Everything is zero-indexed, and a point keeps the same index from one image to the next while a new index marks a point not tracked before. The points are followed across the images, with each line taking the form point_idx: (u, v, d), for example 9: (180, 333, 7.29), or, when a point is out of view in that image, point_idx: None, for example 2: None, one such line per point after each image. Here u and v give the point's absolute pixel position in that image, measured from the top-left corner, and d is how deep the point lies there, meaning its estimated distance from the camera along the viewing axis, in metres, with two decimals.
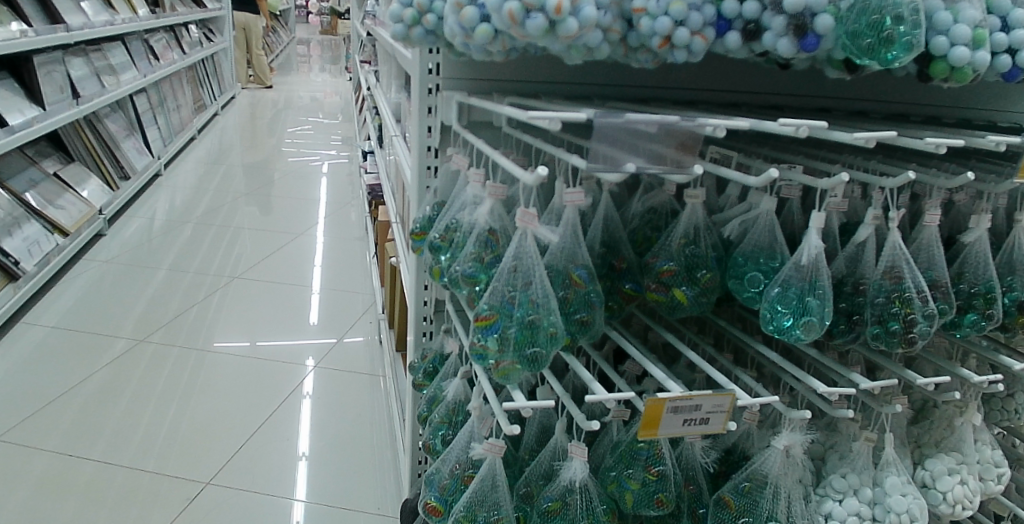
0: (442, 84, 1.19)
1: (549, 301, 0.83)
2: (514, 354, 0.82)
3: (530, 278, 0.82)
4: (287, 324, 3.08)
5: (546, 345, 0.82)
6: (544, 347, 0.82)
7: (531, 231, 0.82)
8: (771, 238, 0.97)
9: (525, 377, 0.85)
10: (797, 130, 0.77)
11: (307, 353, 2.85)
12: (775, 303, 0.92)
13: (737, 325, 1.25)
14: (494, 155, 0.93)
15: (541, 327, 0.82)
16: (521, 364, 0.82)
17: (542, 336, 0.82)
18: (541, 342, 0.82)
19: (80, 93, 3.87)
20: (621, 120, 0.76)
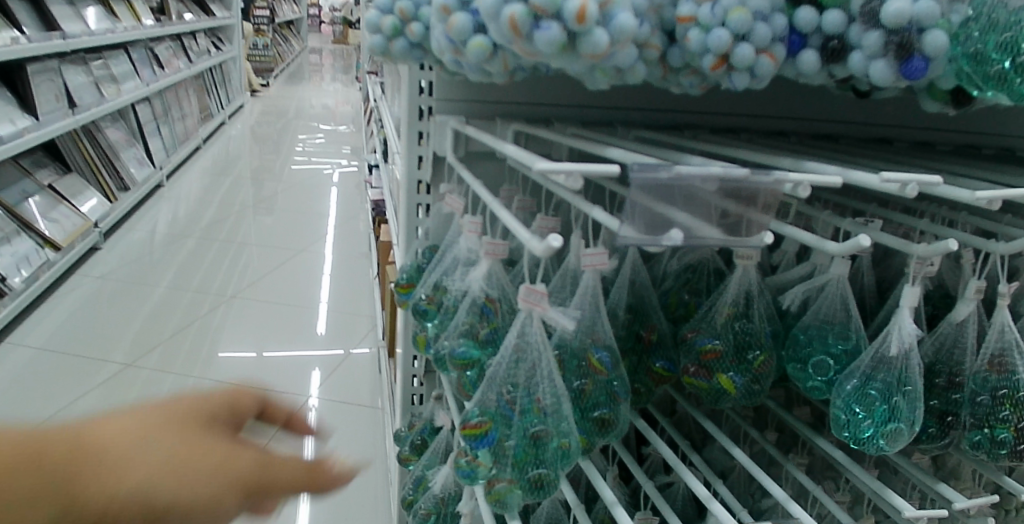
0: (436, 106, 0.99)
1: (562, 406, 0.62)
2: (513, 473, 0.62)
3: (536, 374, 0.62)
4: (287, 342, 2.90)
5: (556, 465, 0.62)
6: (552, 467, 0.62)
7: (539, 314, 0.60)
8: (844, 311, 0.76)
9: (523, 501, 0.64)
10: (905, 188, 0.57)
11: (315, 364, 2.74)
12: (852, 404, 0.69)
13: (780, 401, 1.03)
14: (493, 203, 0.73)
15: (548, 441, 0.61)
16: (520, 486, 0.62)
17: (550, 451, 0.61)
18: (548, 460, 0.61)
19: (77, 102, 3.72)
20: (668, 174, 0.54)
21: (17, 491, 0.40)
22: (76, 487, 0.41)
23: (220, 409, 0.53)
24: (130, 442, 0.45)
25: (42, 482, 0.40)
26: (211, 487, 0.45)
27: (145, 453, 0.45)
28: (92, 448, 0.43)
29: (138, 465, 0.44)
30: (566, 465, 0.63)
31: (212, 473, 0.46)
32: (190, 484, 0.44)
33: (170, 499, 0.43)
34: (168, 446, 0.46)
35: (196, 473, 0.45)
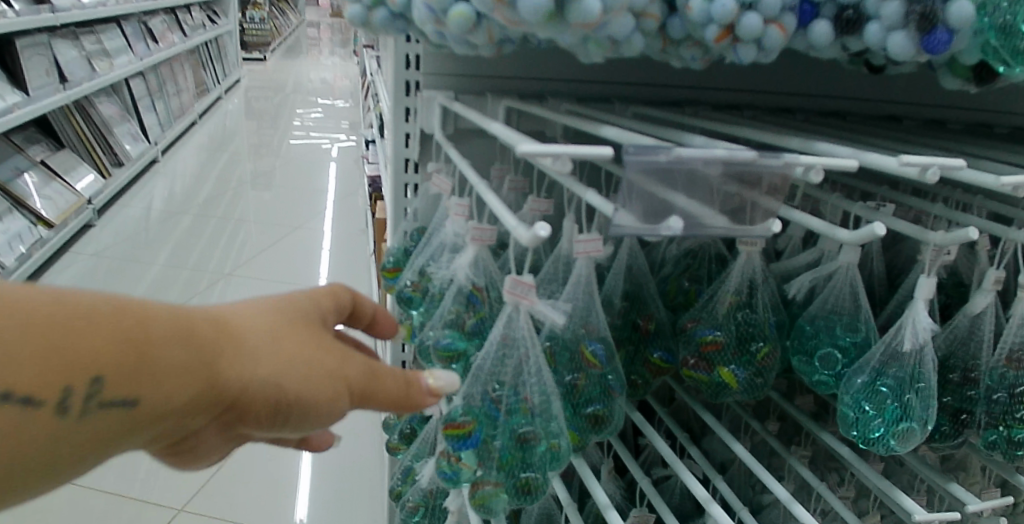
0: (424, 80, 0.94)
1: (551, 405, 0.58)
2: (500, 475, 0.59)
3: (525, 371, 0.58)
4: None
5: (546, 466, 0.59)
6: (541, 469, 0.59)
7: (527, 307, 0.56)
8: (853, 301, 0.72)
9: (510, 504, 0.61)
10: (926, 172, 0.54)
11: None
12: (861, 400, 0.65)
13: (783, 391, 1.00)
14: (480, 185, 0.68)
15: (536, 443, 0.58)
16: (505, 489, 0.59)
17: (539, 453, 0.58)
18: (536, 463, 0.58)
19: (68, 77, 3.64)
20: (667, 157, 0.49)
21: (153, 374, 0.38)
22: (217, 368, 0.40)
23: (328, 300, 0.51)
24: (258, 328, 0.43)
25: (180, 363, 0.39)
26: (333, 385, 0.44)
27: (276, 341, 0.43)
28: (222, 329, 0.41)
29: (268, 351, 0.42)
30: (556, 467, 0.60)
31: (333, 369, 0.44)
32: (316, 378, 0.43)
33: (297, 391, 0.42)
34: (294, 335, 0.44)
35: (321, 364, 0.44)
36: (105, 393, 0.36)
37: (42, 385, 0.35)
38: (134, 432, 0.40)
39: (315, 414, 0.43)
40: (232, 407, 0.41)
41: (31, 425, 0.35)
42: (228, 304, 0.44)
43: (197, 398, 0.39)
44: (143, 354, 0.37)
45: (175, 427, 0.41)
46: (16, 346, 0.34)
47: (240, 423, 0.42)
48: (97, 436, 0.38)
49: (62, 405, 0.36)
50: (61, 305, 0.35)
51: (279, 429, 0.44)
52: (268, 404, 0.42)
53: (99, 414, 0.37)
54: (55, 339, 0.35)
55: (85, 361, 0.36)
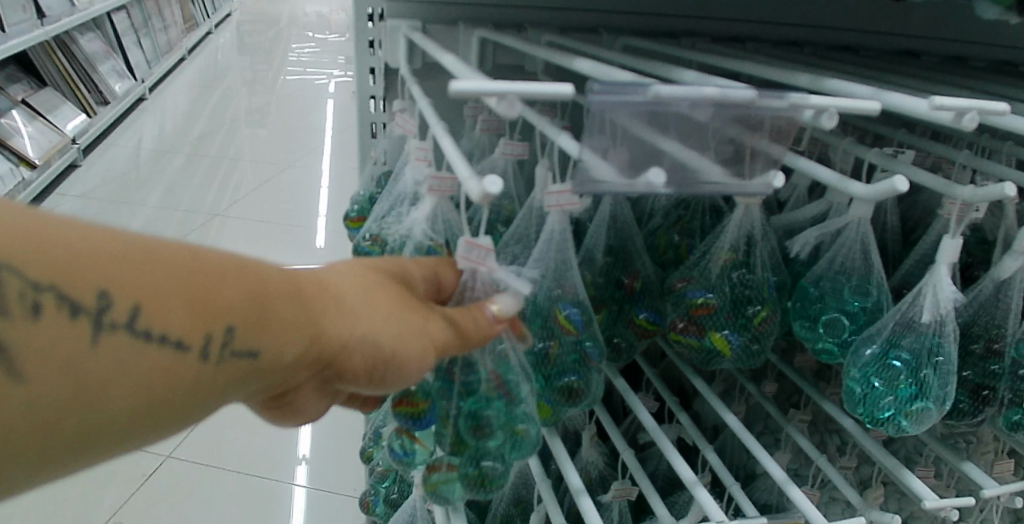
0: (388, 9, 0.83)
1: (514, 380, 0.52)
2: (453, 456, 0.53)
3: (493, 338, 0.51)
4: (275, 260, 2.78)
5: (508, 453, 0.53)
6: (501, 457, 0.53)
7: (486, 274, 0.48)
8: (863, 260, 0.64)
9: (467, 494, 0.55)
10: (962, 117, 0.45)
11: None
12: (869, 375, 0.60)
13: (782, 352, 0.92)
14: (436, 127, 0.58)
15: (498, 427, 0.51)
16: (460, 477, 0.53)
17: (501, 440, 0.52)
18: (496, 450, 0.52)
19: (44, 12, 3.47)
20: (647, 96, 0.40)
21: (274, 324, 0.38)
22: (321, 325, 0.40)
23: (428, 264, 0.49)
24: (360, 284, 0.43)
25: (297, 315, 0.39)
26: (423, 342, 0.43)
27: (370, 299, 0.42)
28: (325, 287, 0.41)
29: (367, 311, 0.42)
30: (519, 454, 0.54)
31: (425, 327, 0.43)
32: (408, 335, 0.43)
33: (393, 349, 0.42)
34: (387, 292, 0.43)
35: (411, 321, 0.43)
36: (236, 341, 0.37)
37: (187, 330, 0.35)
38: (250, 385, 0.39)
39: (404, 374, 0.43)
40: (330, 364, 0.41)
41: (174, 370, 0.35)
42: (325, 264, 0.44)
43: (307, 352, 0.40)
44: (265, 306, 0.38)
45: (281, 384, 0.41)
46: (165, 291, 0.35)
47: (337, 380, 0.42)
48: (219, 392, 0.38)
49: (201, 354, 0.36)
50: (198, 255, 0.36)
51: (372, 388, 0.43)
52: (366, 358, 0.42)
53: (231, 364, 0.37)
54: (196, 288, 0.36)
55: (219, 308, 0.36)
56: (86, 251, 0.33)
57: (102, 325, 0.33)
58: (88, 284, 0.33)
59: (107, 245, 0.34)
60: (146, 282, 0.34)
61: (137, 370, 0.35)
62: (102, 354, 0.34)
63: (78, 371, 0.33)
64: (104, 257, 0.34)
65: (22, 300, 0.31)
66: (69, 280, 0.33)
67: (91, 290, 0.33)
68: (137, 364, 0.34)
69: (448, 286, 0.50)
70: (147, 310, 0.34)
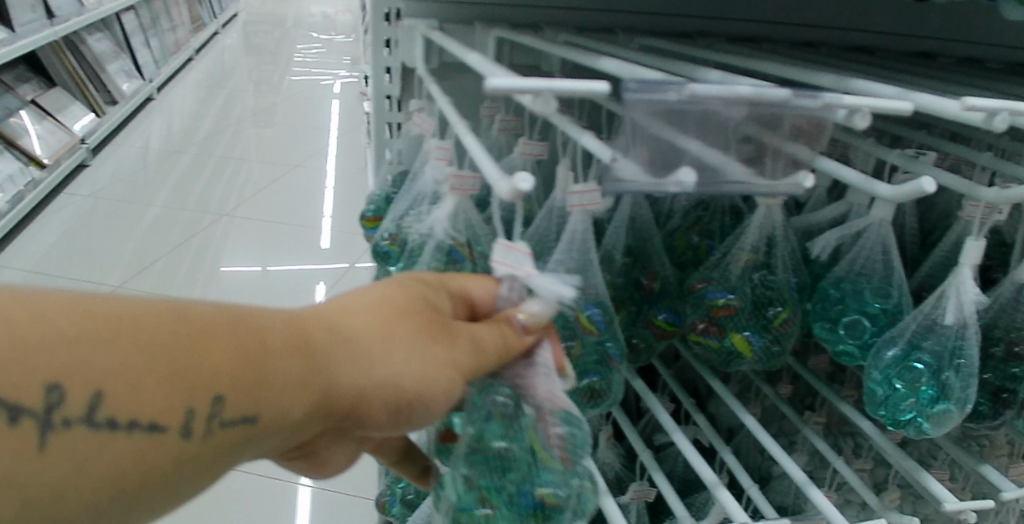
0: (405, 9, 0.84)
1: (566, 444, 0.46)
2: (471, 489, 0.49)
3: (519, 367, 0.45)
4: (283, 258, 2.78)
5: (493, 491, 0.48)
6: (482, 488, 0.48)
7: (517, 279, 0.46)
8: (884, 261, 0.64)
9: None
10: (993, 118, 0.45)
11: (318, 277, 2.66)
12: (890, 378, 0.60)
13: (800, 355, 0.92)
14: (459, 126, 0.58)
15: (489, 448, 0.48)
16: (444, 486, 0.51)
17: (487, 464, 0.48)
18: (481, 476, 0.48)
19: (54, 13, 3.48)
20: (681, 94, 0.40)
21: (273, 384, 0.35)
22: (332, 375, 0.37)
23: (460, 278, 0.46)
24: (376, 315, 0.39)
25: (300, 369, 0.36)
26: (450, 376, 0.40)
27: (387, 333, 0.39)
28: (335, 328, 0.38)
29: (387, 350, 0.38)
30: (506, 502, 0.48)
31: (453, 355, 0.40)
32: (434, 369, 0.39)
33: (420, 387, 0.39)
34: (410, 319, 0.40)
35: (437, 351, 0.40)
36: (226, 412, 0.34)
37: (162, 410, 0.33)
38: (254, 448, 0.37)
39: (434, 407, 0.40)
40: (350, 413, 0.38)
41: (151, 457, 0.33)
42: (336, 295, 0.41)
43: (318, 407, 0.37)
44: (258, 365, 0.35)
45: (298, 439, 0.39)
46: (136, 369, 0.33)
47: (359, 429, 0.40)
48: (223, 461, 0.37)
49: (183, 431, 0.34)
50: (177, 319, 0.34)
51: (400, 430, 0.41)
52: (389, 402, 0.39)
53: (222, 436, 0.35)
54: (167, 361, 0.33)
55: (202, 381, 0.34)
56: (34, 342, 0.31)
57: (58, 423, 0.31)
58: (33, 382, 0.31)
59: (59, 329, 0.31)
60: (110, 364, 0.32)
61: (114, 460, 0.32)
62: (54, 461, 0.32)
63: (29, 484, 0.31)
64: (61, 341, 0.31)
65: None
66: (10, 386, 0.31)
67: (36, 388, 0.31)
68: (105, 456, 0.32)
69: (483, 304, 0.46)
70: (110, 399, 0.32)
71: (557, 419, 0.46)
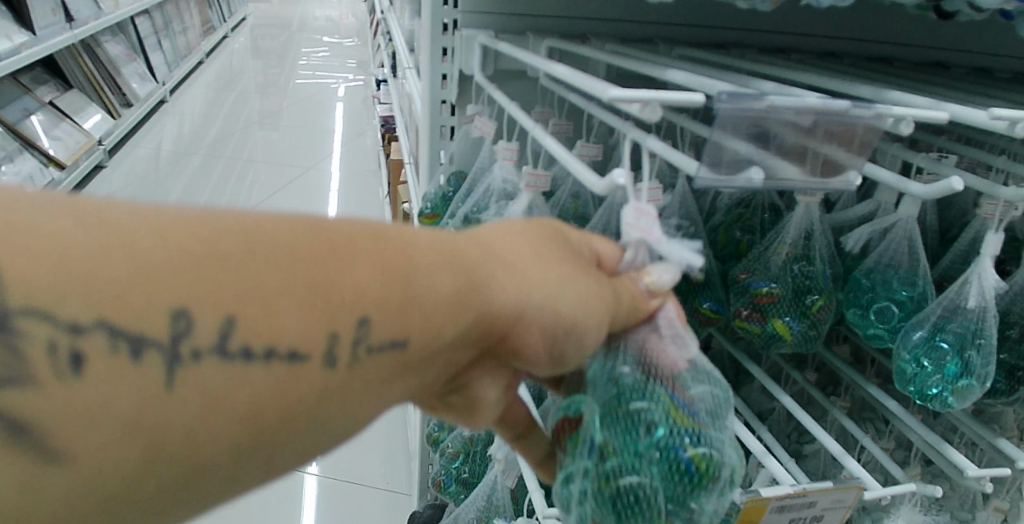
0: (462, 19, 0.90)
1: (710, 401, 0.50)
2: (626, 458, 0.48)
3: (644, 331, 0.47)
4: None
5: (642, 455, 0.48)
6: (633, 455, 0.48)
7: (649, 244, 0.45)
8: (911, 254, 0.71)
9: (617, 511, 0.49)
10: (1015, 125, 0.51)
11: None
12: (919, 357, 0.67)
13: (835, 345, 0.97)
14: (534, 129, 0.65)
15: (627, 408, 0.49)
16: (586, 484, 0.49)
17: (630, 427, 0.49)
18: (626, 440, 0.49)
19: (74, 16, 3.55)
20: (762, 104, 0.47)
21: (425, 303, 0.36)
22: (485, 296, 0.38)
23: (588, 235, 0.46)
24: (526, 244, 0.41)
25: (455, 290, 0.37)
26: (599, 304, 0.41)
27: (534, 262, 0.40)
28: (486, 254, 0.40)
29: (538, 273, 0.40)
30: (662, 462, 0.48)
31: (597, 286, 0.41)
32: (584, 297, 0.40)
33: (572, 313, 0.40)
34: (554, 251, 0.41)
35: (585, 281, 0.41)
36: (373, 334, 0.35)
37: (305, 334, 0.34)
38: (403, 380, 0.38)
39: (583, 337, 0.41)
40: (499, 335, 0.40)
41: (293, 383, 0.34)
42: (482, 230, 0.43)
43: (470, 328, 0.38)
44: (412, 283, 0.36)
45: (452, 366, 0.40)
46: (274, 291, 0.33)
47: (512, 355, 0.41)
48: (371, 388, 0.37)
49: (325, 357, 0.35)
50: (312, 238, 0.35)
51: (548, 365, 0.42)
52: (542, 327, 0.40)
53: (370, 361, 0.36)
54: (308, 279, 0.34)
55: (346, 302, 0.35)
56: (156, 269, 0.31)
57: (185, 351, 0.32)
58: (159, 309, 0.32)
59: (184, 250, 0.32)
60: (248, 285, 0.33)
61: (249, 386, 0.33)
62: (184, 391, 0.32)
63: (160, 415, 0.31)
64: (187, 264, 0.32)
65: (63, 352, 0.31)
66: (133, 313, 0.31)
67: (161, 316, 0.32)
68: (239, 383, 0.33)
69: (610, 260, 0.46)
70: (243, 321, 0.33)
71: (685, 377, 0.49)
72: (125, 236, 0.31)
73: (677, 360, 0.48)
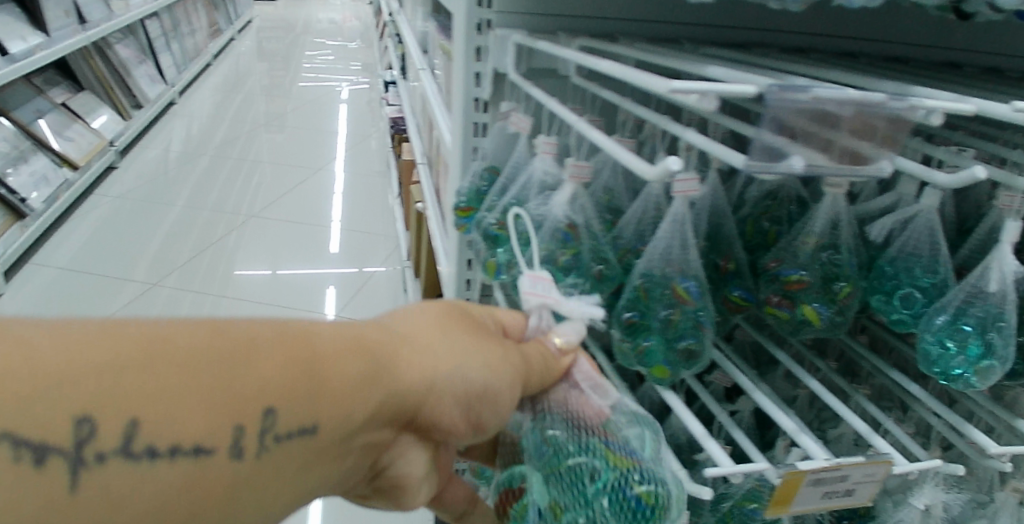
0: (496, 19, 0.94)
1: (638, 441, 0.56)
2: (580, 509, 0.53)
3: (563, 389, 0.56)
4: (299, 262, 2.87)
5: (593, 502, 0.53)
6: (584, 505, 0.53)
7: (550, 304, 0.56)
8: (931, 243, 0.75)
9: None
10: None
11: (331, 281, 2.75)
12: (943, 339, 0.70)
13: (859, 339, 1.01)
14: (576, 123, 0.69)
15: (568, 464, 0.54)
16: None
17: (573, 479, 0.54)
18: (573, 492, 0.53)
19: (87, 19, 3.60)
20: (807, 97, 0.51)
21: (329, 388, 0.40)
22: (388, 377, 0.43)
23: (493, 309, 0.56)
24: (427, 325, 0.47)
25: (362, 373, 0.42)
26: (499, 370, 0.48)
27: (436, 341, 0.46)
28: (390, 334, 0.45)
29: (440, 349, 0.46)
30: (613, 503, 0.53)
31: (495, 356, 0.48)
32: (488, 363, 0.47)
33: (479, 379, 0.46)
34: (452, 331, 0.48)
35: (485, 352, 0.48)
36: (279, 424, 0.39)
37: (209, 432, 0.37)
38: (319, 462, 0.42)
39: (494, 396, 0.47)
40: (408, 409, 0.44)
41: (209, 474, 0.37)
42: (387, 317, 0.48)
43: (382, 407, 0.43)
44: (318, 369, 0.40)
45: (372, 445, 0.45)
46: (181, 394, 0.36)
47: (427, 425, 0.46)
48: (283, 475, 0.41)
49: (233, 449, 0.38)
50: (214, 338, 0.38)
51: (466, 428, 0.48)
52: (452, 395, 0.45)
53: (281, 446, 0.39)
54: (210, 380, 0.37)
55: (250, 397, 0.38)
56: (55, 380, 0.33)
57: (90, 455, 0.35)
58: (65, 417, 0.34)
59: (83, 363, 0.34)
60: (149, 391, 0.35)
61: (157, 485, 0.36)
62: (89, 494, 0.35)
63: (67, 516, 0.34)
64: (88, 374, 0.34)
65: None
66: (38, 425, 0.33)
67: (66, 424, 0.34)
68: (146, 482, 0.36)
69: (515, 327, 0.56)
70: (146, 425, 0.35)
71: (610, 423, 0.56)
72: (25, 351, 0.33)
73: (604, 407, 0.56)
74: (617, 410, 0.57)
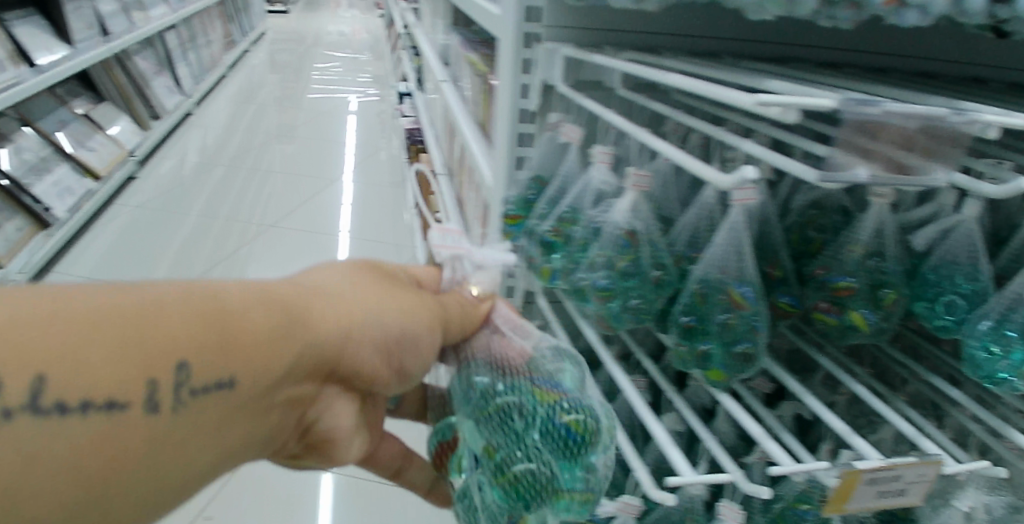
0: (545, 33, 0.98)
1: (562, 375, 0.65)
2: (518, 444, 0.63)
3: (485, 334, 0.65)
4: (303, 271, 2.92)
5: (525, 434, 0.63)
6: (514, 438, 0.63)
7: (463, 254, 0.68)
8: (972, 251, 0.78)
9: (533, 488, 0.62)
10: None
11: None
12: (988, 343, 0.73)
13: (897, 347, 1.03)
14: (638, 133, 0.72)
15: (497, 405, 0.63)
16: (484, 477, 0.64)
17: (502, 416, 0.63)
18: (504, 428, 0.63)
19: (110, 30, 3.66)
20: (877, 110, 0.54)
21: (242, 340, 0.49)
22: (298, 328, 0.52)
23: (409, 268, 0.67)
24: (337, 282, 0.56)
25: (272, 326, 0.50)
26: (405, 318, 0.57)
27: (345, 296, 0.55)
28: (300, 289, 0.54)
29: (348, 301, 0.55)
30: (543, 432, 0.63)
31: (403, 306, 0.57)
32: (397, 311, 0.56)
33: (391, 325, 0.56)
34: (359, 285, 0.57)
35: (395, 303, 0.57)
36: (193, 377, 0.47)
37: (123, 387, 0.45)
38: (243, 413, 0.51)
39: (407, 341, 0.57)
40: (321, 357, 0.53)
41: (125, 424, 0.45)
42: (303, 275, 0.57)
43: (298, 357, 0.51)
44: (230, 324, 0.49)
45: (297, 393, 0.54)
46: (86, 353, 0.44)
47: (345, 371, 0.55)
48: (205, 422, 0.49)
49: (149, 401, 0.46)
50: (123, 302, 0.46)
51: (383, 372, 0.57)
52: (365, 342, 0.55)
53: (196, 398, 0.47)
54: (117, 339, 0.45)
55: (161, 354, 0.46)
56: None
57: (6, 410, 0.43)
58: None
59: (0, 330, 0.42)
60: (54, 354, 0.43)
61: (66, 435, 0.44)
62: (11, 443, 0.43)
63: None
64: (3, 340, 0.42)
65: None
66: None
67: None
68: (58, 430, 0.44)
69: (430, 281, 0.67)
70: (53, 380, 0.43)
71: (533, 363, 0.65)
72: None
73: (523, 347, 0.65)
74: (539, 348, 0.66)
